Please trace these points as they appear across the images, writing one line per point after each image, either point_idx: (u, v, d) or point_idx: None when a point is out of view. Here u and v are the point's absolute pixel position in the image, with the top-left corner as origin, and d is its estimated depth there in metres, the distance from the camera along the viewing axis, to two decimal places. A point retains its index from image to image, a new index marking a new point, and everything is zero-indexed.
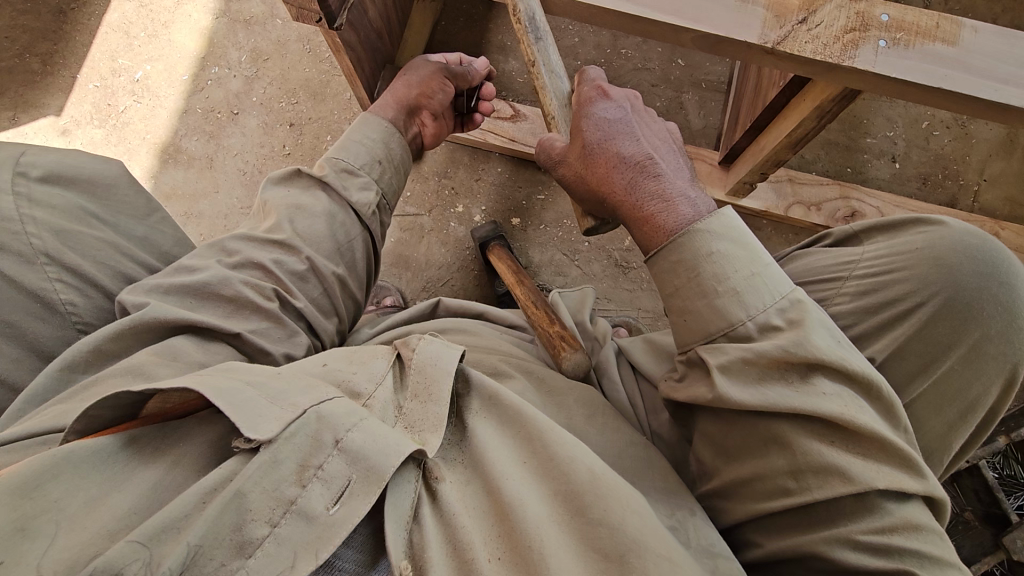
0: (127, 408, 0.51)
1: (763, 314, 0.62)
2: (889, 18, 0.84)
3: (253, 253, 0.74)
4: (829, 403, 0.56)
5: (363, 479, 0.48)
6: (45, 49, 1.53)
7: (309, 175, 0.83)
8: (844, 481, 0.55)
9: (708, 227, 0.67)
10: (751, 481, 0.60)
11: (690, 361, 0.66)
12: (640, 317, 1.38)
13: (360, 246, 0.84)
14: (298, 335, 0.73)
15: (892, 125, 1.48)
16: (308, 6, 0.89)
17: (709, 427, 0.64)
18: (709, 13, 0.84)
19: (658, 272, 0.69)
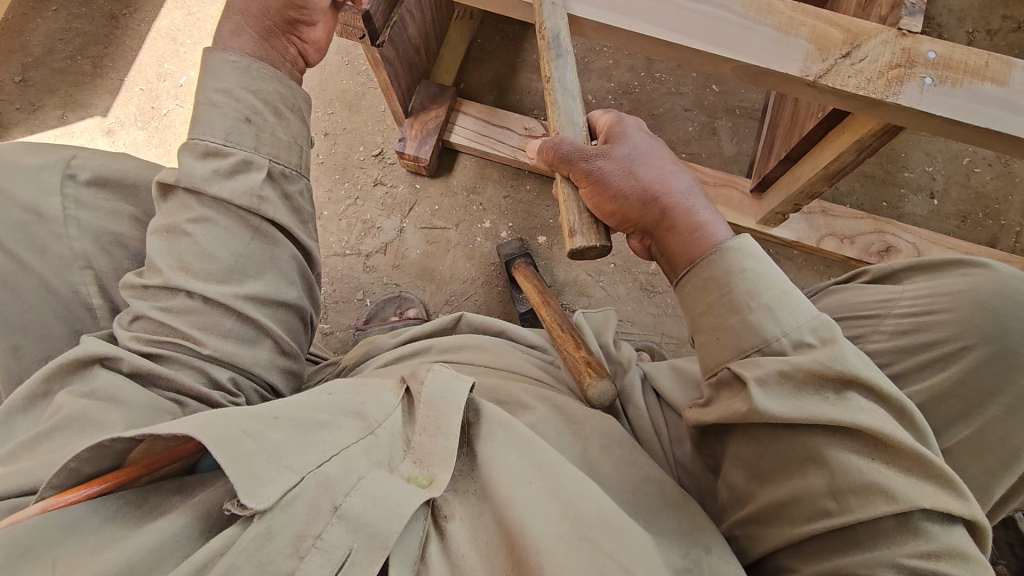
0: (110, 458, 0.49)
1: (797, 332, 0.61)
2: (936, 56, 0.82)
3: (139, 304, 0.65)
4: (865, 418, 0.54)
5: (365, 547, 0.48)
6: (96, 52, 1.59)
7: (190, 162, 0.69)
8: (887, 500, 0.52)
9: (737, 246, 0.67)
10: (788, 504, 0.57)
11: (720, 382, 0.64)
12: (663, 342, 1.36)
13: (258, 250, 0.69)
14: (224, 381, 0.64)
15: (931, 160, 1.45)
16: (351, 24, 0.92)
17: (743, 449, 0.62)
18: (750, 45, 0.84)
19: (690, 296, 0.69)
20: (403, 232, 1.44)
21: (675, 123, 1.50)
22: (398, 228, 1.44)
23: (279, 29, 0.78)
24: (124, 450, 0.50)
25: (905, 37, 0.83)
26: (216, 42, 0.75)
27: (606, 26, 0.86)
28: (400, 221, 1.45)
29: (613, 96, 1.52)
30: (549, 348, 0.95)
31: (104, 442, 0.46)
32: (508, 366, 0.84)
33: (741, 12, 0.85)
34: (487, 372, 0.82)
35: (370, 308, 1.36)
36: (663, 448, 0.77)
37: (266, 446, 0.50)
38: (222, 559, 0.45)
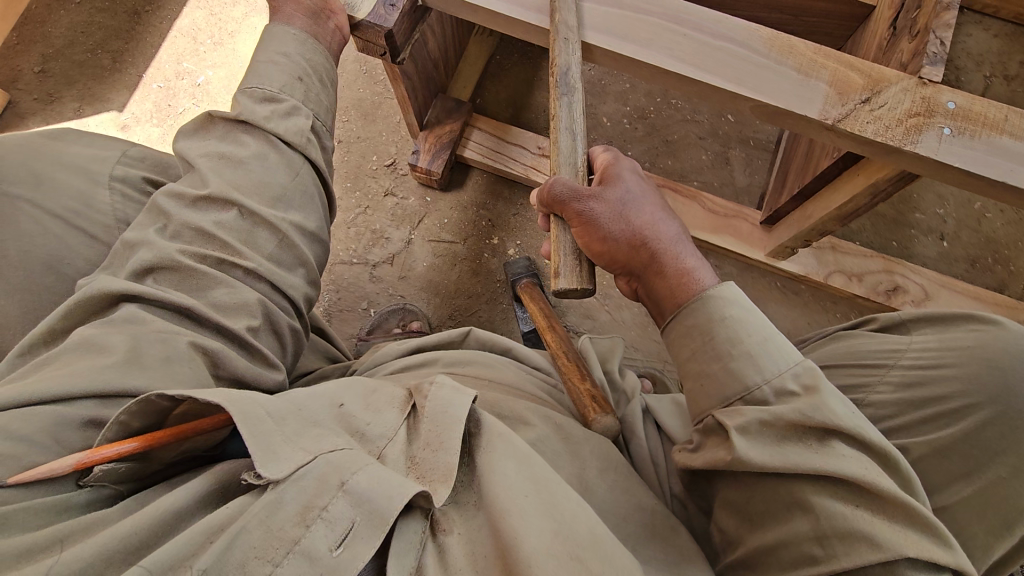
0: (151, 417, 0.52)
1: (778, 379, 0.60)
2: (955, 106, 0.82)
3: (191, 217, 0.67)
4: (849, 465, 0.54)
5: (367, 522, 0.48)
6: (116, 47, 1.60)
7: (227, 116, 0.72)
8: (872, 549, 0.51)
9: (719, 295, 0.68)
10: (777, 549, 0.56)
11: (706, 429, 0.63)
12: (665, 369, 1.35)
13: (309, 178, 0.75)
14: (262, 300, 0.66)
15: (942, 202, 1.45)
16: (374, 42, 0.92)
17: (731, 493, 0.62)
18: (772, 85, 0.84)
19: (676, 346, 0.69)
20: (410, 244, 1.44)
21: (688, 151, 1.50)
22: (406, 240, 1.44)
23: (320, 10, 0.84)
24: (168, 409, 0.53)
25: (926, 86, 0.83)
26: (276, 13, 0.82)
27: (627, 60, 0.87)
28: (409, 233, 1.45)
29: (628, 120, 1.52)
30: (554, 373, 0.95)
31: (153, 395, 0.49)
32: (514, 384, 0.84)
33: (763, 52, 0.85)
34: (492, 385, 0.82)
35: (373, 320, 1.36)
36: (659, 480, 0.76)
37: (285, 429, 0.51)
38: (233, 524, 0.46)
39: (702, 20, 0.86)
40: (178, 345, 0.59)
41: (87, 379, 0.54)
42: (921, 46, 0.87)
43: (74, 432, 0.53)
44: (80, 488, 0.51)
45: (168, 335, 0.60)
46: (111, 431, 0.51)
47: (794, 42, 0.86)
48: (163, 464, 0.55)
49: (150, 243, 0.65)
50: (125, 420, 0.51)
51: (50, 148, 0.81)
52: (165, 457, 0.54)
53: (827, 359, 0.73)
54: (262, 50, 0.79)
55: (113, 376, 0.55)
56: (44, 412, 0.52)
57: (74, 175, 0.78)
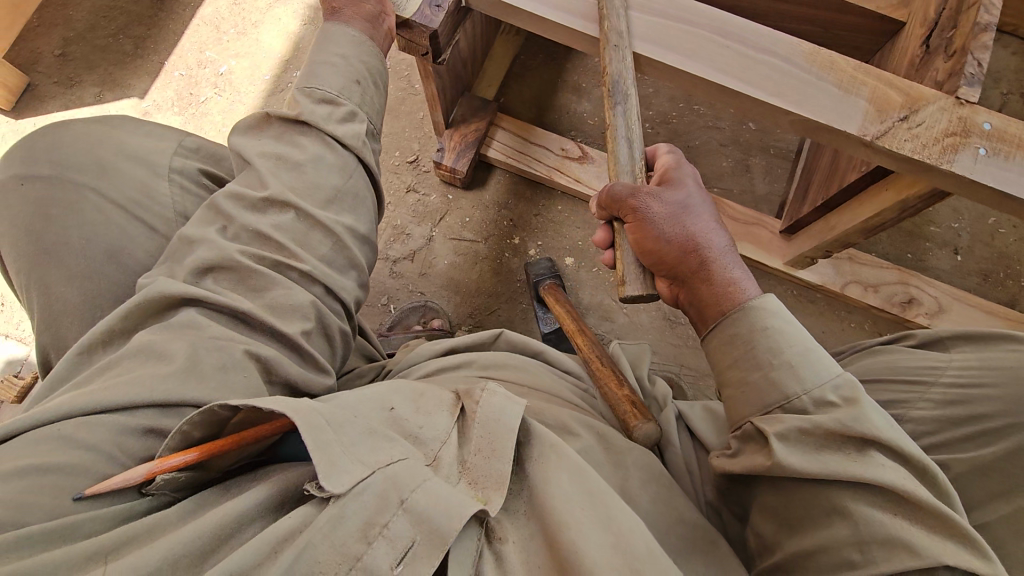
0: (210, 426, 0.52)
1: (819, 389, 0.61)
2: (991, 127, 0.83)
3: (250, 220, 0.67)
4: (888, 475, 0.55)
5: (427, 541, 0.48)
6: (138, 34, 1.59)
7: (285, 117, 0.74)
8: (910, 556, 0.52)
9: (763, 305, 0.69)
10: (815, 554, 0.58)
11: (745, 435, 0.65)
12: (682, 373, 1.37)
13: (361, 178, 0.76)
14: (315, 303, 0.66)
15: (957, 216, 1.47)
16: (417, 42, 0.93)
17: (768, 496, 0.64)
18: (813, 100, 0.85)
19: (718, 351, 0.71)
20: (432, 241, 1.44)
21: (709, 157, 1.51)
22: (427, 237, 1.45)
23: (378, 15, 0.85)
24: (227, 418, 0.52)
25: (962, 106, 0.85)
26: (335, 14, 0.83)
27: (670, 70, 0.88)
28: (430, 230, 1.45)
29: (650, 125, 1.53)
30: (585, 377, 0.96)
31: (216, 406, 0.49)
32: (547, 390, 0.85)
33: (805, 66, 0.86)
34: (525, 390, 0.82)
35: (394, 316, 1.37)
36: (693, 489, 0.78)
37: (343, 437, 0.51)
38: (300, 536, 0.47)
39: (745, 33, 0.88)
40: (233, 352, 0.59)
41: (147, 388, 0.54)
42: (958, 67, 0.88)
43: (133, 437, 0.53)
44: (144, 498, 0.51)
45: (224, 342, 0.60)
46: (172, 440, 0.51)
47: (836, 59, 0.87)
48: (220, 469, 0.55)
49: (210, 246, 0.65)
50: (185, 430, 0.51)
51: (95, 138, 0.81)
52: (223, 462, 0.55)
53: (866, 373, 0.76)
54: (313, 53, 0.80)
55: (172, 384, 0.55)
56: (106, 422, 0.52)
57: (120, 166, 0.78)
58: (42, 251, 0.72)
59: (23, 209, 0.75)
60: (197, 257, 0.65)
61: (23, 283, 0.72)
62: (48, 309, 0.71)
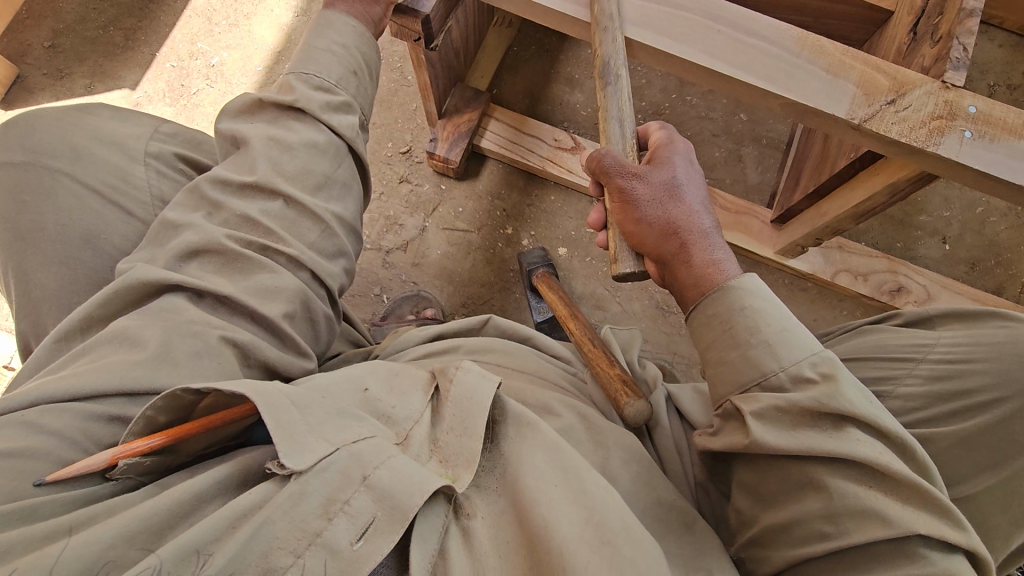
0: (176, 412, 0.53)
1: (795, 366, 0.62)
2: (976, 111, 0.85)
3: (237, 206, 0.67)
4: (862, 449, 0.56)
5: (388, 517, 0.49)
6: (129, 25, 1.58)
7: (280, 102, 0.73)
8: (882, 526, 0.53)
9: (741, 286, 0.69)
10: (790, 526, 0.59)
11: (725, 414, 0.66)
12: (674, 361, 1.38)
13: (348, 169, 0.75)
14: (300, 289, 0.66)
15: (946, 206, 1.49)
16: (409, 27, 0.92)
17: (745, 475, 0.65)
18: (802, 84, 0.86)
19: (699, 328, 0.71)
20: (425, 232, 1.44)
21: (701, 148, 1.52)
22: (421, 227, 1.45)
23: (381, 20, 0.86)
24: (194, 403, 0.53)
25: (948, 90, 0.86)
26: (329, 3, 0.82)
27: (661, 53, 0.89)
28: (423, 221, 1.45)
29: (642, 116, 1.54)
30: (575, 361, 0.97)
31: (178, 390, 0.49)
32: (540, 374, 0.86)
33: (794, 51, 0.87)
34: (521, 375, 0.84)
35: (387, 306, 1.36)
36: (684, 468, 0.78)
37: (308, 417, 0.51)
38: (259, 512, 0.47)
39: (735, 17, 0.88)
40: (208, 339, 0.59)
41: (118, 374, 0.54)
42: (944, 52, 0.90)
43: (102, 425, 0.53)
44: (109, 484, 0.51)
45: (201, 330, 0.59)
46: (138, 424, 0.51)
47: (824, 44, 0.88)
48: (188, 456, 0.55)
49: (194, 231, 0.65)
50: (149, 416, 0.51)
51: (83, 121, 0.80)
52: (190, 448, 0.55)
53: (854, 353, 0.75)
54: (312, 37, 0.79)
55: (145, 370, 0.55)
56: (75, 407, 0.52)
57: (109, 149, 0.78)
58: (30, 234, 0.72)
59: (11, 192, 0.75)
60: (180, 244, 0.65)
61: (11, 266, 0.72)
62: (37, 291, 0.71)
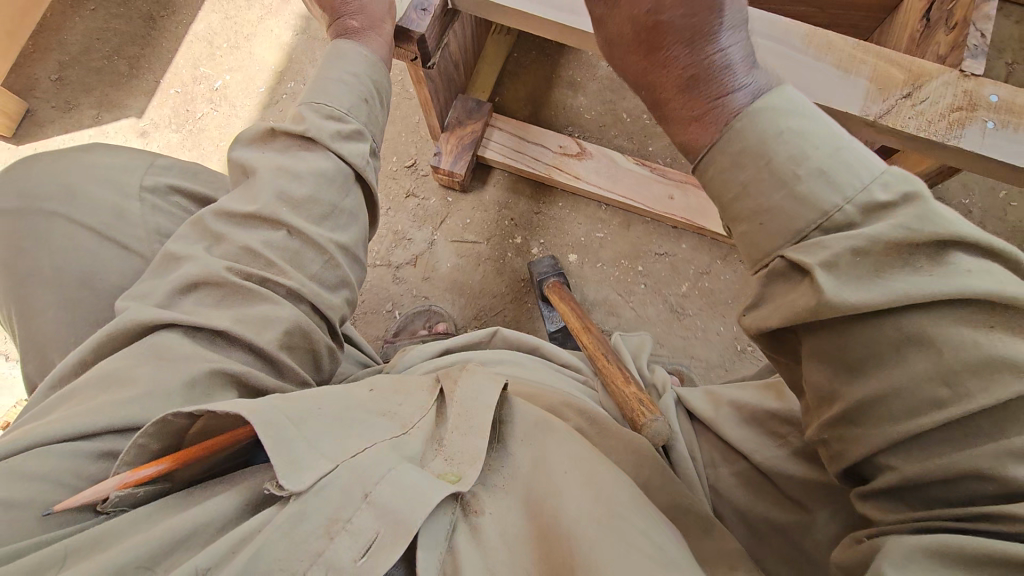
0: (169, 438, 0.51)
1: (861, 192, 0.47)
2: (998, 99, 0.81)
3: (238, 236, 0.67)
4: (976, 282, 0.43)
5: (390, 533, 0.47)
6: (132, 54, 1.60)
7: (291, 132, 0.72)
8: (1015, 375, 0.41)
9: (772, 104, 0.51)
10: (888, 400, 0.45)
11: (774, 272, 0.50)
12: (692, 366, 1.35)
13: (355, 201, 0.75)
14: (298, 318, 0.64)
15: (967, 192, 1.44)
16: (407, 48, 0.92)
17: (816, 346, 0.49)
18: (811, 82, 0.83)
19: (713, 172, 0.54)
20: (434, 244, 1.44)
21: None
22: (429, 240, 1.44)
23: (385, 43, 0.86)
24: (185, 427, 0.51)
25: (967, 79, 0.82)
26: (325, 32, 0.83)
27: None
28: (431, 233, 1.44)
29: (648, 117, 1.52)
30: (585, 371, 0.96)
31: (168, 414, 0.48)
32: (550, 387, 0.85)
33: (801, 49, 0.84)
34: (528, 389, 0.82)
35: (399, 321, 1.36)
36: (706, 487, 0.74)
37: (307, 433, 0.51)
38: (259, 535, 0.45)
39: None
40: (202, 368, 0.58)
41: (106, 412, 0.54)
42: (960, 39, 0.86)
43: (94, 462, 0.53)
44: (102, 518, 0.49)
45: (197, 364, 0.58)
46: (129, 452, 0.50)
47: (832, 39, 0.85)
48: (190, 482, 0.53)
49: (194, 262, 0.65)
50: (143, 444, 0.50)
51: (87, 160, 0.81)
52: (186, 476, 0.52)
53: None
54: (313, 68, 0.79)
55: (137, 407, 0.54)
56: (63, 449, 0.52)
57: (110, 185, 0.78)
58: (38, 274, 0.73)
59: (18, 232, 0.75)
60: (178, 276, 0.64)
61: (19, 308, 0.73)
62: (45, 331, 0.71)
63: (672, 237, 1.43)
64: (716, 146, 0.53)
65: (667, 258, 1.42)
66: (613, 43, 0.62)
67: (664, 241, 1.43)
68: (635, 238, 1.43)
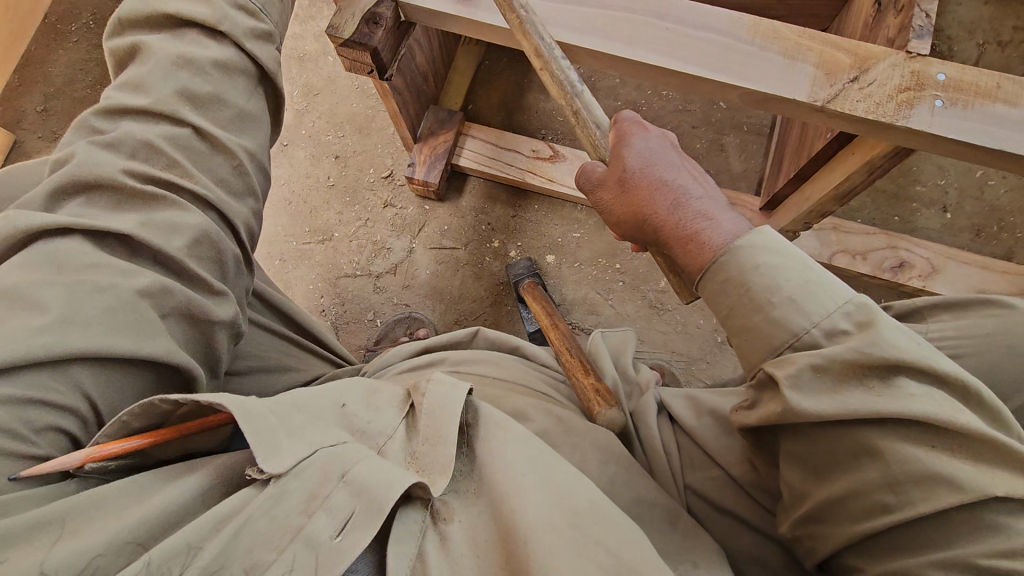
0: (153, 418, 0.50)
1: (828, 319, 0.53)
2: (946, 78, 0.82)
3: (136, 129, 0.62)
4: (921, 405, 0.48)
5: (364, 512, 0.48)
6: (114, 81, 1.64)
7: (189, 19, 0.68)
8: (952, 491, 0.46)
9: (749, 242, 0.60)
10: (846, 501, 0.51)
11: (759, 383, 0.57)
12: (673, 360, 1.35)
13: (261, 112, 0.73)
14: (205, 225, 0.61)
15: (943, 173, 1.43)
16: (360, 59, 0.95)
17: (791, 445, 0.55)
18: (758, 72, 0.84)
19: (709, 295, 0.62)
20: (412, 253, 1.45)
21: (682, 140, 1.50)
22: (408, 249, 1.45)
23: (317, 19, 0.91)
24: (170, 411, 0.51)
25: (914, 60, 0.83)
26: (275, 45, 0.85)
27: (592, 51, 0.87)
28: (410, 242, 1.46)
29: None
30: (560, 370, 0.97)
31: (156, 400, 0.47)
32: (521, 380, 0.85)
33: (748, 39, 0.85)
34: (496, 384, 0.82)
35: (380, 329, 1.38)
36: (675, 474, 0.75)
37: (287, 424, 0.51)
38: (239, 517, 0.46)
39: (684, 14, 0.87)
40: (122, 294, 0.54)
41: (11, 342, 0.48)
42: (906, 21, 0.86)
43: None
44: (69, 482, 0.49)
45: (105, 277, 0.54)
46: (111, 428, 0.49)
47: (777, 28, 0.86)
48: (157, 459, 0.53)
49: (87, 161, 0.58)
50: (124, 420, 0.49)
51: None
52: (160, 453, 0.53)
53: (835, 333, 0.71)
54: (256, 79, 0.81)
55: (53, 334, 0.49)
56: None
57: None
58: None
59: None
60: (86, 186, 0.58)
61: None
62: None
63: None
64: (709, 273, 0.62)
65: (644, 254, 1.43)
66: (605, 209, 0.77)
67: None
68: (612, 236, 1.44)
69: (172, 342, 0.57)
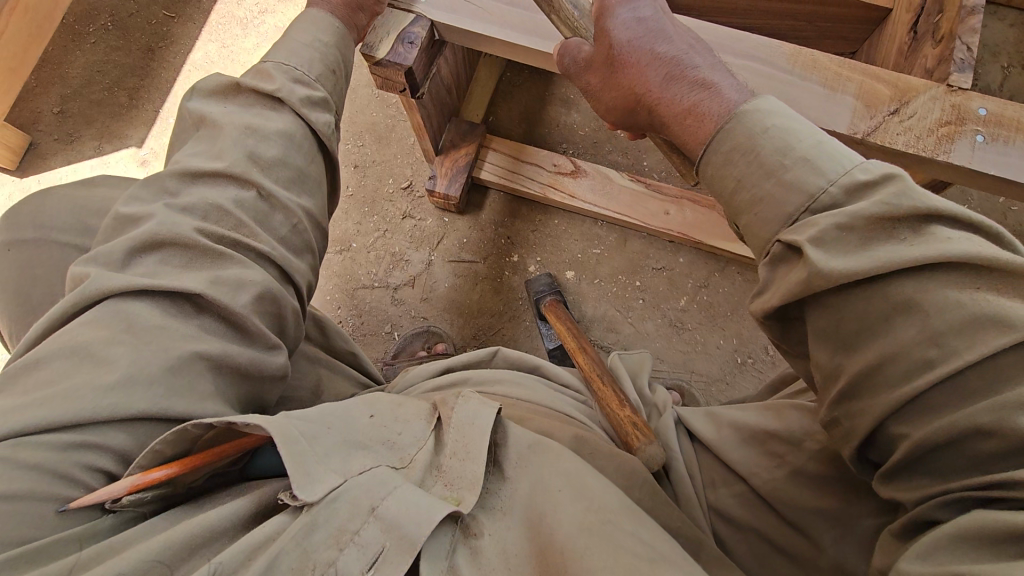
0: (183, 444, 0.50)
1: (845, 175, 0.51)
2: (987, 112, 0.81)
3: (206, 191, 0.64)
4: (957, 245, 0.45)
5: (397, 547, 0.47)
6: (132, 84, 1.64)
7: (259, 89, 0.71)
8: (1001, 332, 0.42)
9: (756, 113, 0.58)
10: (882, 366, 0.47)
11: (773, 260, 0.54)
12: (693, 380, 1.35)
13: (319, 171, 0.74)
14: (269, 282, 0.63)
15: (966, 198, 1.43)
16: (393, 78, 0.93)
17: (816, 322, 0.51)
18: (797, 101, 0.83)
19: (712, 172, 0.60)
20: (431, 265, 1.44)
21: None
22: (427, 261, 1.45)
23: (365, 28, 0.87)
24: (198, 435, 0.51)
25: (954, 93, 0.82)
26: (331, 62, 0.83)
27: None
28: (428, 254, 1.45)
29: None
30: (584, 391, 0.95)
31: (188, 425, 0.47)
32: (545, 403, 0.84)
33: (788, 69, 0.85)
34: (523, 404, 0.81)
35: (398, 342, 1.38)
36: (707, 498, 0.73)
37: (316, 446, 0.50)
38: (270, 546, 0.45)
39: (723, 42, 0.86)
40: (180, 356, 0.54)
41: (90, 406, 0.49)
42: (947, 53, 0.86)
43: None
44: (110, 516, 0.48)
45: (173, 336, 0.55)
46: (144, 456, 0.49)
47: (816, 56, 0.85)
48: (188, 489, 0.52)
49: (160, 220, 0.61)
50: (158, 449, 0.49)
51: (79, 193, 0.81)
52: (191, 480, 0.52)
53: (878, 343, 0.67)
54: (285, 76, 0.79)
55: (124, 395, 0.50)
56: (47, 442, 0.47)
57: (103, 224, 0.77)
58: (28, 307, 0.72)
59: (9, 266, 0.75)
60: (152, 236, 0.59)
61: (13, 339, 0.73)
62: None
63: (669, 250, 1.43)
64: (712, 149, 0.60)
65: (664, 272, 1.42)
66: (594, 89, 0.75)
67: (661, 255, 1.43)
68: (633, 254, 1.43)
69: (225, 403, 0.57)
